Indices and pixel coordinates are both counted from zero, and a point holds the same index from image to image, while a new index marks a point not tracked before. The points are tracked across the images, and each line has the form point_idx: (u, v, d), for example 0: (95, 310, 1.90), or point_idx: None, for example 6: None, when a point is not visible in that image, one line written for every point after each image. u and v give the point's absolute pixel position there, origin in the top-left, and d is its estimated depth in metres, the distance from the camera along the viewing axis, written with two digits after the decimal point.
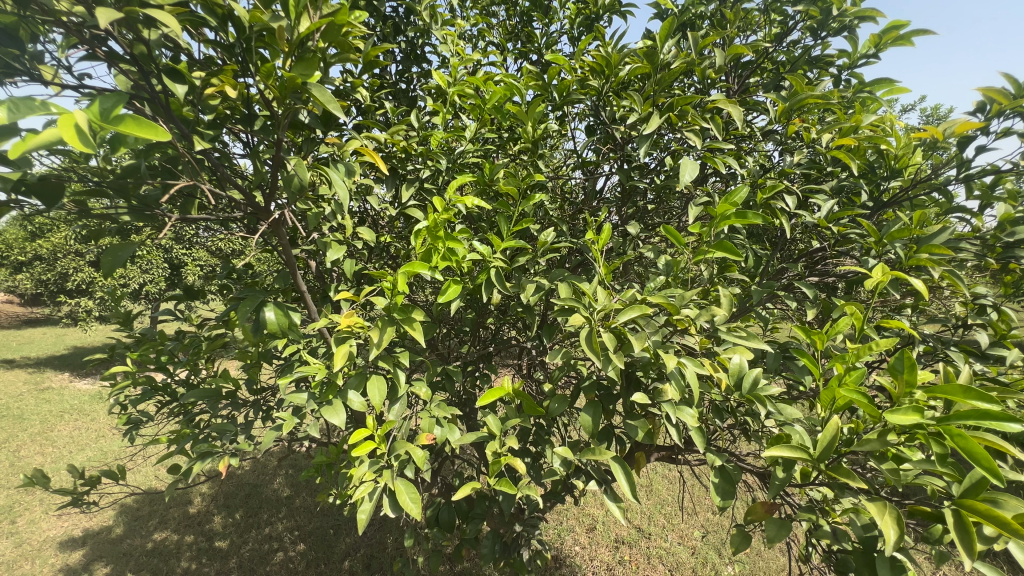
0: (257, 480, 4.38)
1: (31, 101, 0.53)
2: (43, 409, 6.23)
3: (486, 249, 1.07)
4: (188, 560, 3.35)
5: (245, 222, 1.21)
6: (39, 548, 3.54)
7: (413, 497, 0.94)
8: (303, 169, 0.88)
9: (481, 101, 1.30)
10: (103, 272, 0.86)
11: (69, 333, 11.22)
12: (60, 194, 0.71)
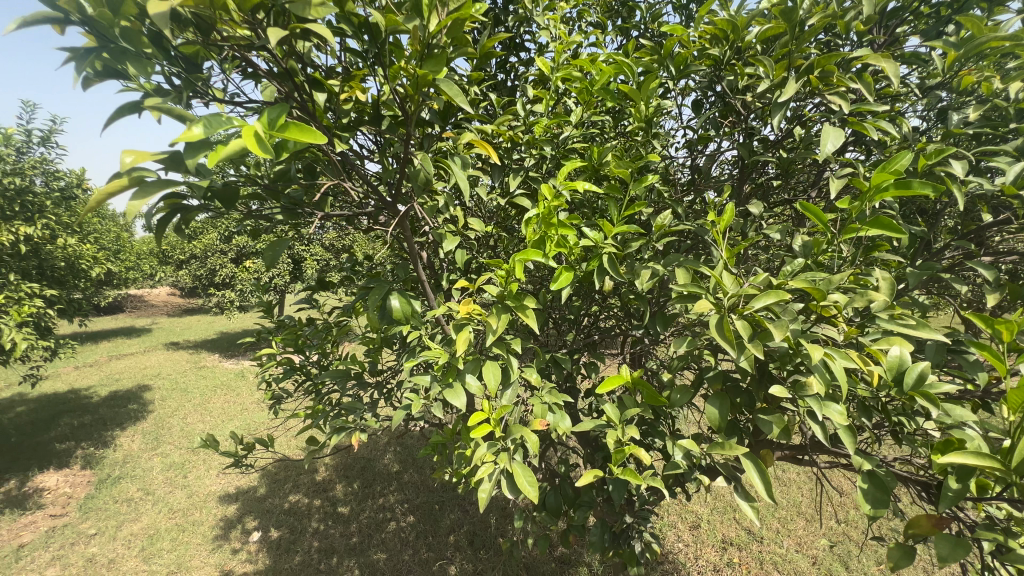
0: (370, 455, 4.81)
1: (221, 117, 0.61)
2: (202, 384, 7.40)
3: (598, 234, 1.05)
4: (317, 521, 3.78)
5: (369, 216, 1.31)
6: (205, 500, 4.23)
7: (531, 481, 0.96)
8: (428, 163, 0.92)
9: (589, 83, 1.27)
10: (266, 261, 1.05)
11: (217, 321, 13.21)
12: (235, 199, 0.81)
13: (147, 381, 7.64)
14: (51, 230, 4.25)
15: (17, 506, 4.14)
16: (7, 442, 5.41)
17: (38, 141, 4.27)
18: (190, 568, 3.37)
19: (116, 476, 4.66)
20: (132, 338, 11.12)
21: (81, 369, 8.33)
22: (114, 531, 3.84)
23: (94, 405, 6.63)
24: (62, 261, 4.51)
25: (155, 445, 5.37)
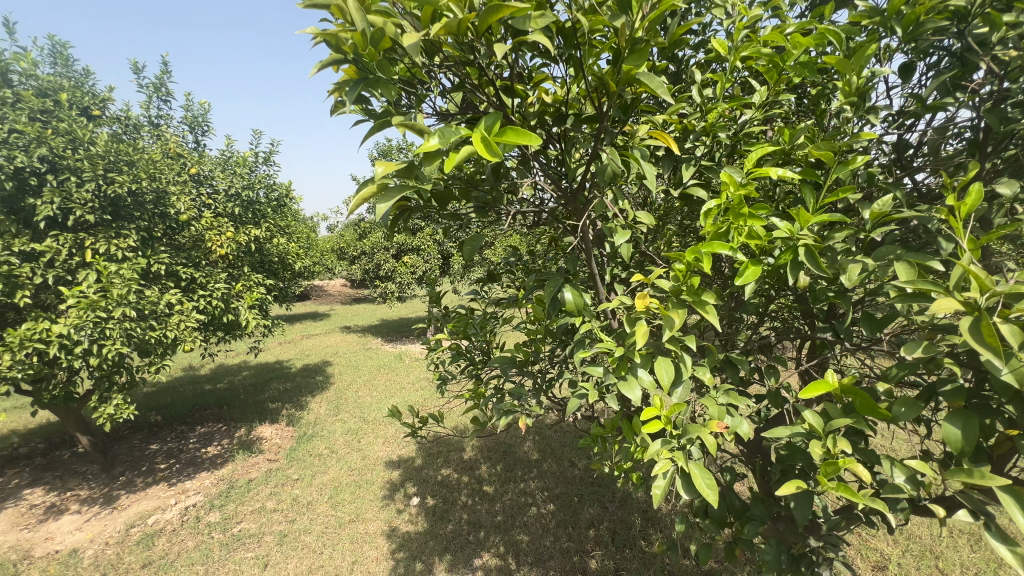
0: (511, 440, 5.07)
1: (452, 129, 0.69)
2: (370, 364, 8.58)
3: (793, 224, 0.96)
4: (466, 496, 4.12)
5: (541, 213, 1.38)
6: (375, 463, 4.91)
7: (711, 483, 0.92)
8: (616, 157, 0.95)
9: (780, 58, 1.16)
10: (464, 257, 1.17)
11: (379, 309, 15.18)
12: (448, 201, 1.03)
13: (329, 358, 9.12)
14: (270, 232, 5.30)
15: (246, 449, 5.29)
16: (238, 398, 6.94)
17: (262, 160, 5.34)
18: (365, 519, 3.94)
19: (310, 435, 5.65)
20: (317, 321, 13.36)
21: (284, 345, 10.27)
22: (311, 478, 4.68)
23: (294, 374, 8.12)
24: (276, 256, 5.59)
25: (337, 412, 6.38)
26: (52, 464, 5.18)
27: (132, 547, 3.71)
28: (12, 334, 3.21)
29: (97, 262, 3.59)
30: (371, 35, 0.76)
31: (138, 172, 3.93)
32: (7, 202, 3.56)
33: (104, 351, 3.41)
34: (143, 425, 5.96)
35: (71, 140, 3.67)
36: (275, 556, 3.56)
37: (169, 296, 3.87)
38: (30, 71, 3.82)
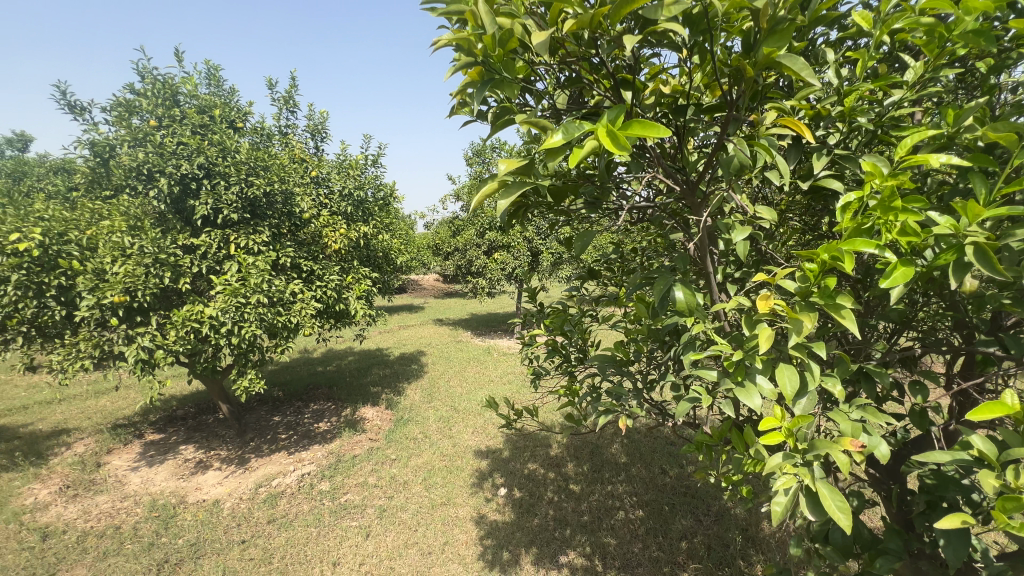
0: (598, 441, 5.00)
1: (577, 125, 0.71)
2: (460, 355, 8.95)
3: (957, 220, 0.83)
4: (552, 492, 4.13)
5: (651, 209, 1.35)
6: (465, 451, 5.11)
7: (843, 507, 0.83)
8: (744, 148, 0.91)
9: (945, 30, 1.01)
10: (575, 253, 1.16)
11: (469, 304, 15.77)
12: (563, 196, 1.04)
13: (424, 348, 9.67)
14: (376, 229, 5.73)
15: (352, 427, 5.79)
16: (345, 380, 7.62)
17: (371, 163, 5.78)
18: (456, 504, 4.12)
19: (407, 419, 6.04)
20: (413, 313, 14.21)
21: (384, 334, 11.07)
22: (407, 459, 5.00)
23: (392, 361, 8.74)
24: (381, 252, 6.04)
25: (431, 399, 6.75)
26: (201, 425, 6.09)
27: (260, 504, 4.25)
28: (176, 314, 3.83)
29: (238, 255, 4.14)
30: (500, 36, 0.80)
31: (271, 176, 4.47)
32: (174, 203, 4.24)
33: (242, 332, 3.94)
34: (269, 398, 6.79)
35: (221, 149, 4.27)
36: (376, 528, 3.86)
37: (293, 285, 4.35)
38: (192, 92, 4.52)
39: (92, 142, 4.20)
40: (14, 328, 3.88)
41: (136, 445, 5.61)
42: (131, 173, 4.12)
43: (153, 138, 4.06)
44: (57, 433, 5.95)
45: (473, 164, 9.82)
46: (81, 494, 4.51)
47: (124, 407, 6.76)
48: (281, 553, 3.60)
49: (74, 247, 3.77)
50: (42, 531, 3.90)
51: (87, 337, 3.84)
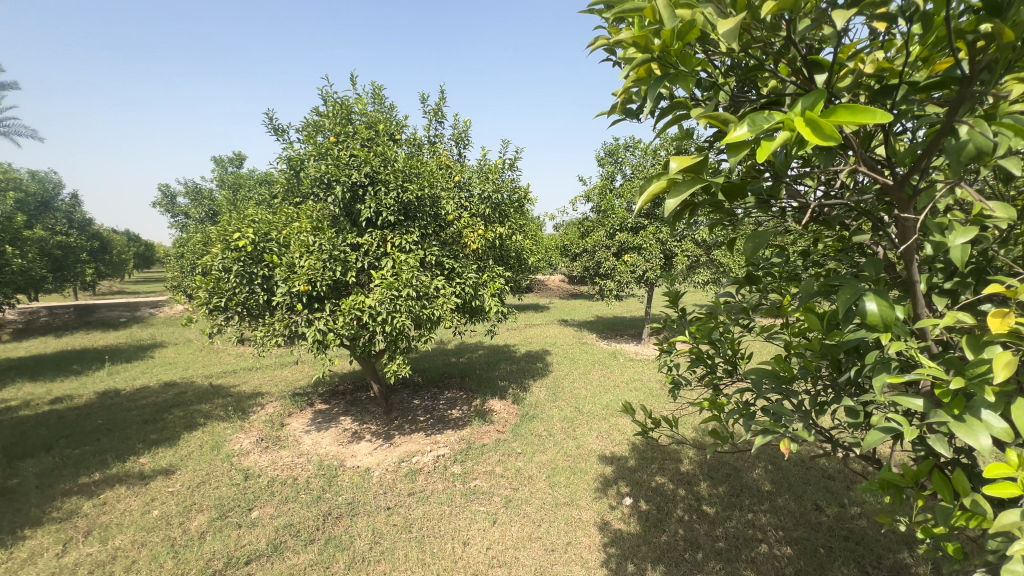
0: (737, 463, 4.57)
1: (760, 115, 0.67)
2: (585, 357, 8.91)
3: None
4: (682, 511, 3.88)
5: (840, 208, 1.22)
6: (588, 454, 5.07)
7: None
8: (981, 133, 0.76)
9: None
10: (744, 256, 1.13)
11: (595, 306, 15.64)
12: (736, 194, 1.00)
13: (549, 348, 9.82)
14: (511, 230, 5.98)
15: (482, 417, 6.13)
16: (476, 372, 8.10)
17: (509, 166, 6.04)
18: (579, 506, 4.11)
19: (532, 415, 6.20)
20: (539, 312, 14.55)
21: (511, 331, 11.53)
22: (531, 455, 5.13)
23: (519, 358, 9.06)
24: (514, 252, 6.28)
25: (555, 399, 6.83)
26: (357, 401, 7.00)
27: (402, 477, 4.73)
28: (344, 303, 4.45)
29: (393, 253, 4.65)
30: (680, 29, 0.82)
31: (422, 182, 4.94)
32: (346, 207, 4.93)
33: (394, 321, 4.42)
34: (411, 382, 7.52)
35: (383, 159, 4.85)
36: (502, 516, 4.03)
37: (436, 281, 4.74)
38: (363, 110, 5.21)
39: (288, 158, 5.08)
40: (232, 308, 4.88)
41: (309, 411, 6.66)
42: (315, 182, 4.90)
43: (332, 152, 4.77)
44: (255, 395, 7.34)
45: (605, 164, 9.66)
46: (270, 447, 5.50)
47: (301, 379, 8.07)
48: (419, 524, 3.96)
49: (274, 244, 4.61)
50: (244, 473, 4.85)
51: (281, 319, 4.67)
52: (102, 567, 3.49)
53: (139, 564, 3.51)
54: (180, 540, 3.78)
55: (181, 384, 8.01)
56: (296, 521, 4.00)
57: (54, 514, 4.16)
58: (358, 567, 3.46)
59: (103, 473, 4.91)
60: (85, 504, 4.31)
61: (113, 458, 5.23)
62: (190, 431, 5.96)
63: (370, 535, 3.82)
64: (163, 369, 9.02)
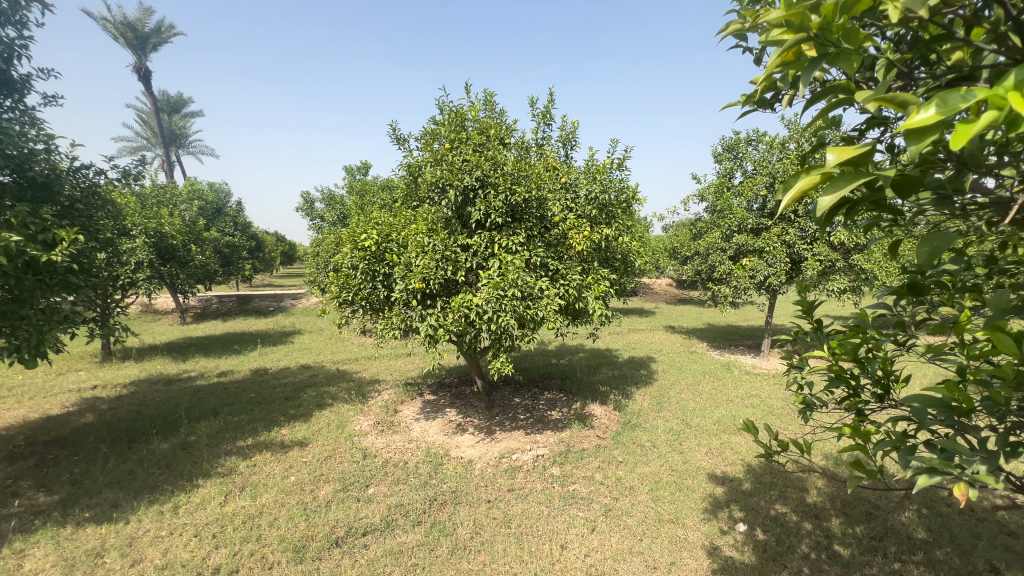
0: (880, 502, 3.95)
1: (957, 93, 0.58)
2: (694, 367, 8.37)
3: None
4: (808, 548, 3.46)
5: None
6: (697, 471, 4.75)
7: None
8: None
9: None
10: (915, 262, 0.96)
11: (705, 313, 14.63)
12: (912, 191, 0.86)
13: (654, 354, 9.39)
14: (618, 231, 5.83)
15: (582, 421, 6.05)
16: (577, 375, 8.03)
17: (617, 166, 5.90)
18: (684, 525, 3.86)
19: (635, 424, 5.98)
20: (643, 317, 13.99)
21: (613, 336, 11.23)
22: (633, 465, 4.94)
23: (621, 363, 8.79)
24: (619, 254, 6.11)
25: (660, 409, 6.51)
26: (461, 394, 7.34)
27: (502, 472, 4.85)
28: (454, 301, 4.69)
29: (500, 254, 4.79)
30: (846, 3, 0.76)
31: (530, 184, 5.03)
32: (458, 210, 5.21)
33: (499, 320, 4.55)
34: (512, 380, 7.70)
35: (493, 163, 5.03)
36: (601, 525, 3.94)
37: (541, 282, 4.77)
38: (475, 117, 5.45)
39: (408, 164, 5.49)
40: (358, 302, 5.41)
41: (419, 401, 7.14)
42: (431, 187, 5.24)
43: (447, 158, 5.05)
44: (373, 382, 8.06)
45: (722, 160, 8.96)
46: (385, 431, 6.00)
47: (413, 370, 8.69)
48: (518, 520, 4.03)
49: (394, 244, 5.01)
50: (363, 452, 5.34)
51: (398, 313, 5.06)
52: (252, 520, 4.08)
53: (280, 521, 4.04)
54: (311, 506, 4.28)
55: (314, 368, 9.09)
56: (406, 502, 4.31)
57: (218, 469, 4.96)
58: (460, 554, 3.62)
59: (253, 439, 5.74)
60: (240, 464, 5.08)
61: (261, 427, 6.09)
62: (320, 410, 6.73)
63: (471, 524, 3.98)
64: (300, 353, 10.31)
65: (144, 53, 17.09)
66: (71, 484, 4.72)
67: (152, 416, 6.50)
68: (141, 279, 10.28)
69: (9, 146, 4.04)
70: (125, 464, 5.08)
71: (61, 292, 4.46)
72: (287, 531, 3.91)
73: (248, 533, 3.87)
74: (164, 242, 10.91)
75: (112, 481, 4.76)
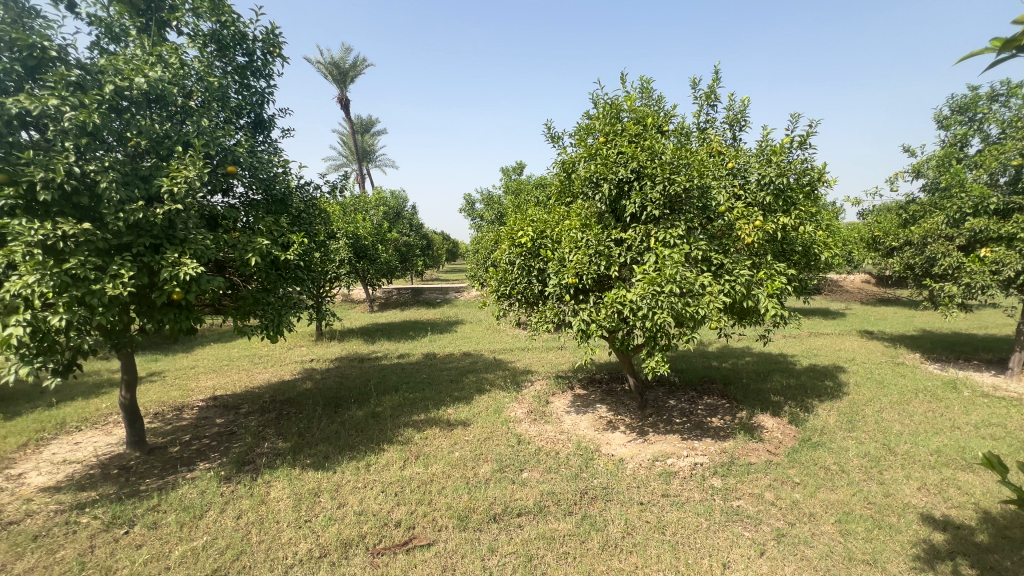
0: None
1: None
2: (901, 383, 6.89)
3: None
4: None
5: None
6: (903, 509, 3.92)
7: None
8: None
9: None
10: None
11: (918, 317, 11.91)
12: None
13: (843, 364, 7.97)
14: (798, 220, 5.09)
15: (748, 432, 5.46)
16: (742, 380, 7.26)
17: (798, 145, 5.15)
18: (887, 572, 3.24)
19: (817, 442, 5.18)
20: (829, 320, 11.98)
21: (788, 339, 9.85)
22: (815, 489, 4.28)
23: (799, 371, 7.68)
24: (800, 246, 5.33)
25: (852, 429, 5.51)
26: (612, 391, 7.24)
27: (656, 476, 4.66)
28: (607, 296, 4.65)
29: (657, 248, 4.59)
30: None
31: (690, 172, 4.70)
32: (612, 204, 5.14)
33: (655, 317, 4.36)
34: (667, 381, 7.32)
35: (650, 153, 4.83)
36: (772, 550, 3.52)
37: (702, 277, 4.43)
38: (630, 107, 5.30)
39: (562, 162, 5.60)
40: (514, 295, 5.72)
41: (570, 394, 7.27)
42: (585, 182, 5.26)
43: (601, 152, 5.01)
44: (527, 372, 8.46)
45: (950, 125, 7.17)
46: (538, 420, 6.25)
47: (564, 364, 8.87)
48: (673, 528, 3.83)
49: (548, 241, 5.18)
50: (518, 438, 5.66)
51: (552, 307, 5.21)
52: (425, 485, 4.65)
53: (447, 491, 4.52)
54: (472, 481, 4.70)
55: (474, 355, 9.91)
56: (557, 491, 4.44)
57: (399, 438, 5.77)
58: (612, 552, 3.59)
59: (426, 415, 6.52)
60: (415, 435, 5.82)
61: (431, 405, 6.89)
62: (480, 394, 7.32)
63: (623, 524, 3.92)
64: (463, 341, 11.33)
65: (344, 85, 20.47)
66: (298, 436, 5.98)
67: (351, 387, 7.85)
68: (344, 273, 12.46)
69: (262, 172, 5.24)
70: (332, 425, 6.23)
71: (293, 284, 5.64)
72: (453, 500, 4.36)
73: (422, 497, 4.42)
74: (359, 243, 13.00)
75: (324, 437, 5.89)
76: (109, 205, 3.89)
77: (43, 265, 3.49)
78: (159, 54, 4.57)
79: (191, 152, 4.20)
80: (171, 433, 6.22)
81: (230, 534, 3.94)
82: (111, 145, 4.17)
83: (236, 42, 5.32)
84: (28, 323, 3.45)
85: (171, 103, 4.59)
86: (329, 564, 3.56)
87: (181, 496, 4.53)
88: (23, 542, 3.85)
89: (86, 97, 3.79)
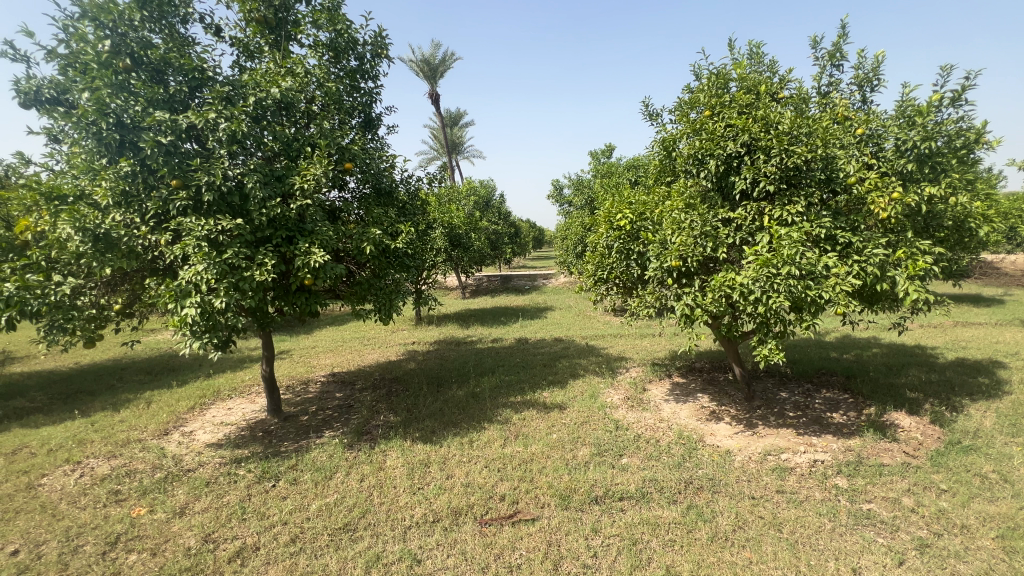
0: None
1: None
2: None
3: None
4: None
5: None
6: None
7: None
8: None
9: None
10: None
11: None
12: None
13: (1002, 359, 6.80)
14: (950, 190, 4.40)
15: (879, 430, 4.89)
16: (869, 373, 6.50)
17: (949, 101, 4.44)
18: None
19: (969, 447, 4.51)
20: (980, 307, 10.28)
21: (928, 328, 8.62)
22: (968, 499, 3.75)
23: (943, 366, 6.70)
24: (949, 220, 4.62)
25: (1017, 435, 4.71)
26: (715, 381, 6.87)
27: (768, 471, 4.37)
28: (714, 280, 4.41)
29: (772, 227, 4.26)
30: None
31: (812, 142, 4.28)
32: (718, 181, 4.85)
33: (769, 302, 4.03)
34: (778, 372, 6.78)
35: (764, 124, 4.45)
36: (914, 562, 3.16)
37: (826, 258, 4.03)
38: (739, 76, 4.92)
39: (662, 139, 5.37)
40: (612, 280, 5.65)
41: (668, 382, 7.03)
42: (688, 161, 4.99)
43: (706, 127, 4.71)
44: (621, 358, 8.32)
45: None
46: (635, 407, 6.15)
47: (660, 351, 8.58)
48: (791, 526, 3.58)
49: (648, 223, 5.02)
50: (615, 423, 5.61)
51: (652, 292, 5.07)
52: (526, 463, 4.81)
53: (547, 470, 4.64)
54: (572, 463, 4.76)
55: (566, 341, 9.93)
56: (660, 478, 4.35)
57: (498, 417, 6.00)
58: (722, 544, 3.45)
59: (522, 397, 6.71)
60: (513, 416, 6.02)
61: (527, 388, 7.08)
62: (574, 379, 7.37)
63: (734, 517, 3.74)
64: (554, 327, 11.42)
65: (434, 81, 21.25)
66: (407, 411, 6.47)
67: (451, 368, 8.30)
68: (441, 261, 13.12)
69: (372, 168, 5.68)
70: (437, 402, 6.66)
71: (400, 270, 6.06)
72: (554, 480, 4.47)
73: (524, 474, 4.58)
74: (454, 231, 13.57)
75: (430, 413, 6.32)
76: (254, 202, 4.47)
77: (208, 255, 4.11)
78: (288, 66, 5.11)
79: (318, 151, 4.67)
80: (301, 404, 7.07)
81: (355, 495, 4.41)
82: (251, 150, 4.77)
83: (348, 48, 5.77)
84: (199, 305, 4.09)
85: (297, 110, 5.14)
86: (443, 528, 3.84)
87: (314, 458, 5.15)
88: (198, 486, 4.64)
89: (235, 109, 4.37)
